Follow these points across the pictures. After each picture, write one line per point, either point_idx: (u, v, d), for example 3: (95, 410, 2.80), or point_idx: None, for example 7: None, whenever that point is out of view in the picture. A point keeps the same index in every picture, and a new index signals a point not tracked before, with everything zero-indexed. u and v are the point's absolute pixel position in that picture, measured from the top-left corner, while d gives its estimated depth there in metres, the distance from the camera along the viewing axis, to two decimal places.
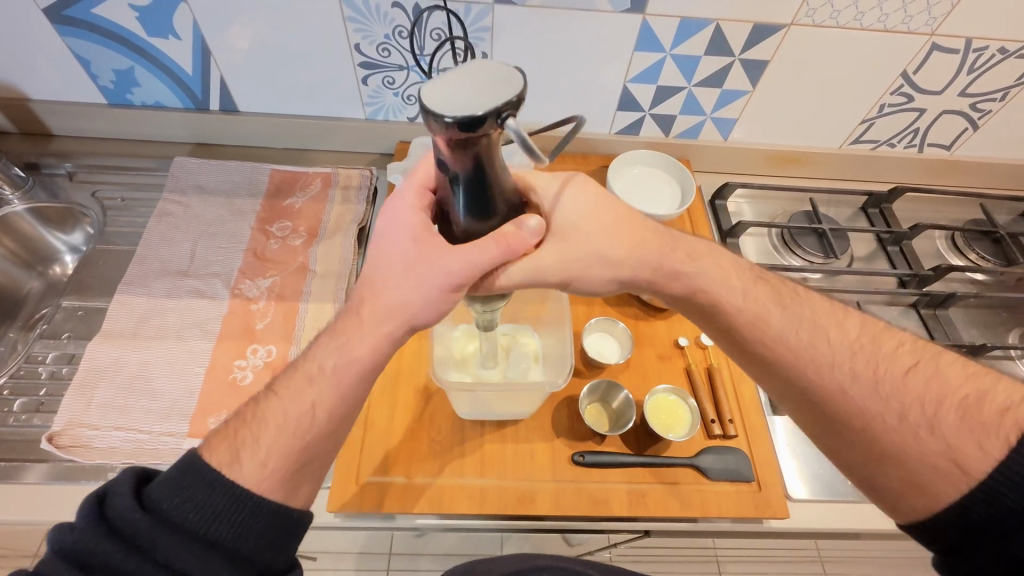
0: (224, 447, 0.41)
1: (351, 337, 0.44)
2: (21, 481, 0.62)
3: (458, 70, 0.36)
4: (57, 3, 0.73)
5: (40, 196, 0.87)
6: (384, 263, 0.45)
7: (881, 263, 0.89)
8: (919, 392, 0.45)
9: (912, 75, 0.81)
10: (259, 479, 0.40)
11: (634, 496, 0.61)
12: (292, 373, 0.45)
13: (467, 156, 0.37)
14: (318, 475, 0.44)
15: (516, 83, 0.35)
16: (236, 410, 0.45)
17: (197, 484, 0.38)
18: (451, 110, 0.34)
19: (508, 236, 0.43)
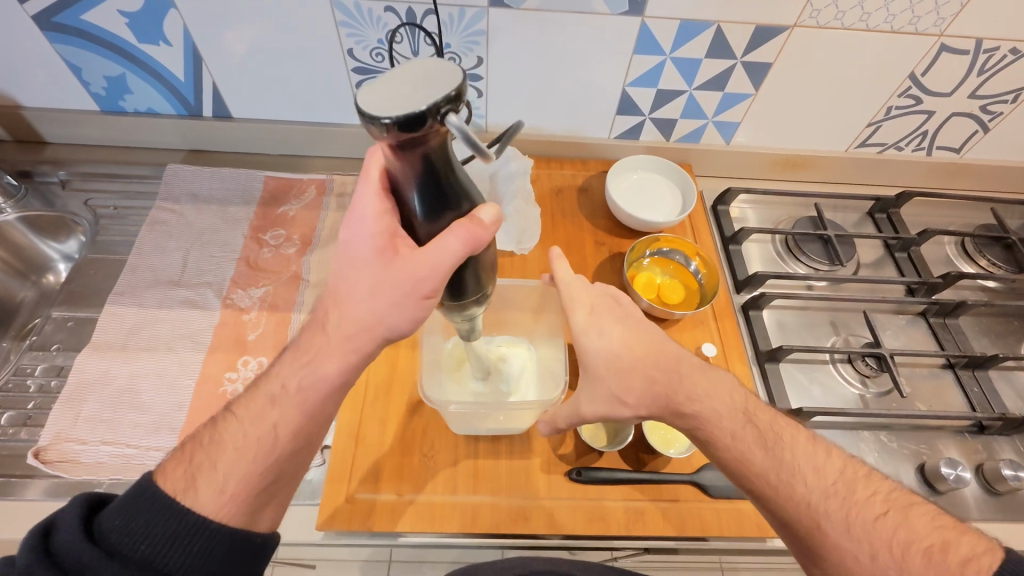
0: (179, 474, 0.41)
1: (318, 355, 0.43)
2: (6, 497, 0.61)
3: (393, 74, 0.36)
4: (46, 10, 0.72)
5: (33, 205, 0.86)
6: (352, 275, 0.43)
7: (888, 270, 0.87)
8: (888, 535, 0.42)
9: (920, 77, 0.79)
10: (218, 505, 0.40)
11: (632, 514, 0.60)
12: (252, 393, 0.44)
13: (418, 154, 0.36)
14: (280, 497, 0.44)
15: (453, 76, 0.34)
16: (192, 433, 0.44)
17: (151, 514, 0.38)
18: (388, 111, 0.32)
19: (473, 231, 0.40)
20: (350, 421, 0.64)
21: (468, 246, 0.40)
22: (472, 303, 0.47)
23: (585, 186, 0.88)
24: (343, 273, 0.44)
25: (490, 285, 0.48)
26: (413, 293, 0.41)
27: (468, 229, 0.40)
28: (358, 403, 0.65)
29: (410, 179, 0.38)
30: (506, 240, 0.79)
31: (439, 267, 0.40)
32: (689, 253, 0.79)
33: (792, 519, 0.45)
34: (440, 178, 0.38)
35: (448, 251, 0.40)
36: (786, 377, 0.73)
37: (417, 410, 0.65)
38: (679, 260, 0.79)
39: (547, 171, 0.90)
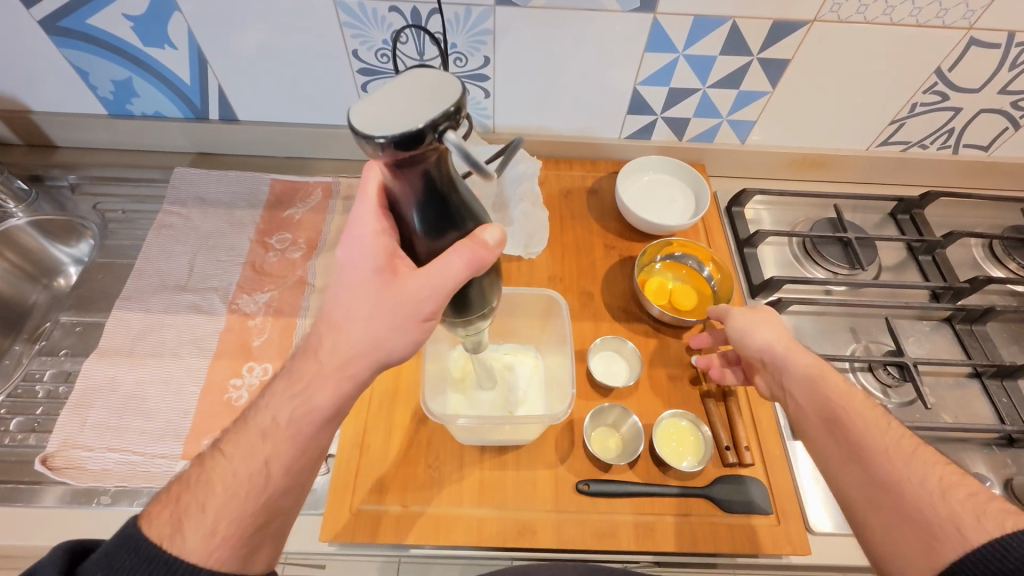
0: (166, 518, 0.39)
1: (311, 383, 0.42)
2: (15, 503, 0.61)
3: (388, 87, 0.34)
4: (52, 15, 0.71)
5: (44, 209, 0.87)
6: (346, 297, 0.42)
7: (911, 273, 0.83)
8: (929, 460, 0.46)
9: (947, 73, 0.75)
10: (208, 551, 0.38)
11: (642, 528, 0.58)
12: (241, 428, 0.43)
13: (418, 173, 0.35)
14: (278, 535, 0.42)
15: (453, 90, 0.33)
16: (181, 472, 0.43)
17: (135, 563, 0.36)
18: (383, 130, 0.31)
19: (476, 250, 0.39)
20: (354, 430, 0.63)
21: (470, 266, 0.39)
22: (478, 317, 0.46)
23: (594, 187, 0.86)
24: (337, 295, 0.42)
25: (495, 299, 0.46)
26: (412, 315, 0.40)
27: (470, 248, 0.39)
28: (362, 412, 0.64)
29: (409, 197, 0.37)
30: (514, 245, 0.78)
31: (440, 287, 0.39)
32: (704, 258, 0.77)
33: (844, 435, 0.50)
34: (441, 196, 0.37)
35: (450, 270, 0.39)
36: None
37: (421, 422, 0.64)
38: (692, 265, 0.77)
39: (555, 172, 0.88)
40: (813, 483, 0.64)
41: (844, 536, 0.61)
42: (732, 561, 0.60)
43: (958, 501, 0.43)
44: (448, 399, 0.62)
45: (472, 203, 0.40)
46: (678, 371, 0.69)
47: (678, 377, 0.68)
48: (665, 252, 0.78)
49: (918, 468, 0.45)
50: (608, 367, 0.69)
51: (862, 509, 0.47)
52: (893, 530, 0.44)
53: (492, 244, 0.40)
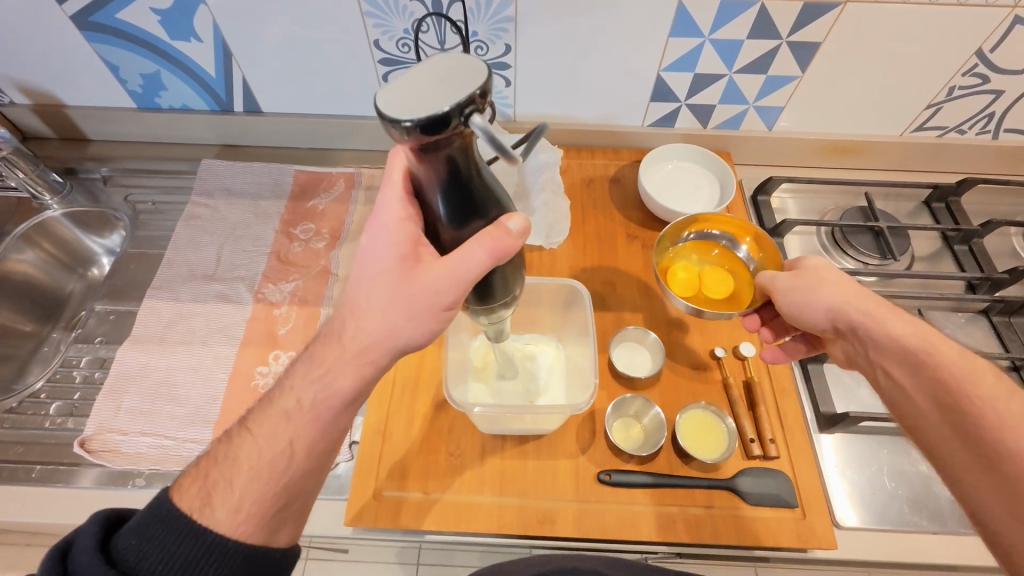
0: (195, 491, 0.40)
1: (332, 368, 0.42)
2: (55, 484, 0.63)
3: (414, 71, 0.34)
4: (83, 10, 0.73)
5: (78, 201, 0.90)
6: (368, 284, 0.42)
7: (946, 263, 0.81)
8: None
9: (988, 54, 0.72)
10: (234, 525, 0.39)
11: (663, 519, 0.58)
12: (265, 408, 0.43)
13: (442, 157, 0.35)
14: (301, 513, 0.43)
15: (479, 73, 0.32)
16: (209, 445, 0.43)
17: (167, 535, 0.38)
18: (410, 114, 0.31)
19: (498, 241, 0.39)
20: (377, 417, 0.64)
21: (492, 257, 0.39)
22: (501, 306, 0.46)
23: (617, 176, 0.85)
24: (359, 281, 0.42)
25: (519, 289, 0.46)
26: (432, 304, 0.40)
27: (492, 237, 0.39)
28: (385, 400, 0.65)
29: (433, 183, 0.37)
30: (535, 234, 0.78)
31: (462, 277, 0.39)
32: (739, 235, 0.73)
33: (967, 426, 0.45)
34: (466, 182, 0.37)
35: (471, 259, 0.39)
36: (832, 381, 0.69)
37: (443, 409, 0.65)
38: (724, 243, 0.73)
39: (577, 161, 0.87)
40: (837, 476, 0.63)
41: (871, 531, 0.60)
42: (756, 554, 0.59)
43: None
44: (471, 384, 0.63)
45: (495, 190, 0.40)
46: (701, 362, 0.68)
47: (701, 369, 0.67)
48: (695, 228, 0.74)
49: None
50: (630, 358, 0.68)
51: (1004, 519, 0.42)
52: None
53: (515, 233, 0.39)
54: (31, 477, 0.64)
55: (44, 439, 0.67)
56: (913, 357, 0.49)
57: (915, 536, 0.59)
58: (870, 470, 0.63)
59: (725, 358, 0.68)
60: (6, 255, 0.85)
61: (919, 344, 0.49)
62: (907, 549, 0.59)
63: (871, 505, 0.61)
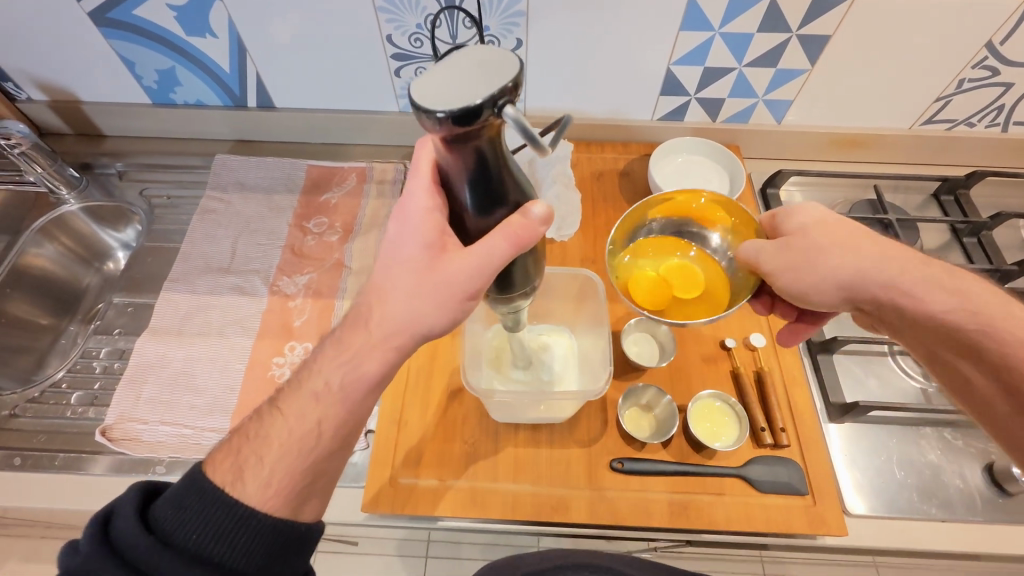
0: (228, 466, 0.43)
1: (357, 353, 0.44)
2: (78, 471, 0.65)
3: (445, 64, 0.34)
4: (101, 6, 0.74)
5: (94, 195, 0.91)
6: (393, 272, 0.43)
7: (954, 256, 0.81)
8: None
9: (999, 46, 0.72)
10: (264, 498, 0.42)
11: (675, 506, 0.59)
12: (295, 389, 0.45)
13: (469, 148, 0.35)
14: (325, 489, 0.46)
15: (511, 67, 0.33)
16: (240, 423, 0.46)
17: (202, 506, 0.40)
18: (443, 105, 0.32)
19: (519, 230, 0.40)
20: (393, 406, 0.65)
21: (514, 246, 0.40)
22: (518, 296, 0.47)
23: (626, 169, 0.86)
24: (386, 270, 0.44)
25: (537, 279, 0.47)
26: (453, 293, 0.42)
27: (513, 228, 0.40)
28: (400, 389, 0.66)
29: (460, 173, 0.38)
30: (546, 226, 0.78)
31: (484, 267, 0.40)
32: (708, 223, 0.62)
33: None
34: (491, 172, 0.38)
35: (493, 249, 0.40)
36: (841, 371, 0.70)
37: (458, 398, 0.66)
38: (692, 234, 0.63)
39: (587, 155, 0.87)
40: (847, 466, 0.63)
41: (880, 519, 0.60)
42: (766, 541, 0.60)
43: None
44: (485, 373, 0.63)
45: (519, 180, 0.40)
46: (712, 352, 0.69)
47: (711, 359, 0.68)
48: (659, 215, 0.64)
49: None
50: (641, 349, 0.69)
51: None
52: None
53: (536, 222, 0.40)
54: (54, 464, 0.65)
55: (66, 428, 0.69)
56: (968, 327, 0.49)
57: (924, 524, 0.60)
58: (878, 460, 0.64)
59: (735, 349, 0.69)
60: (26, 248, 0.87)
61: (961, 319, 0.50)
62: (916, 536, 0.59)
63: (880, 493, 0.62)
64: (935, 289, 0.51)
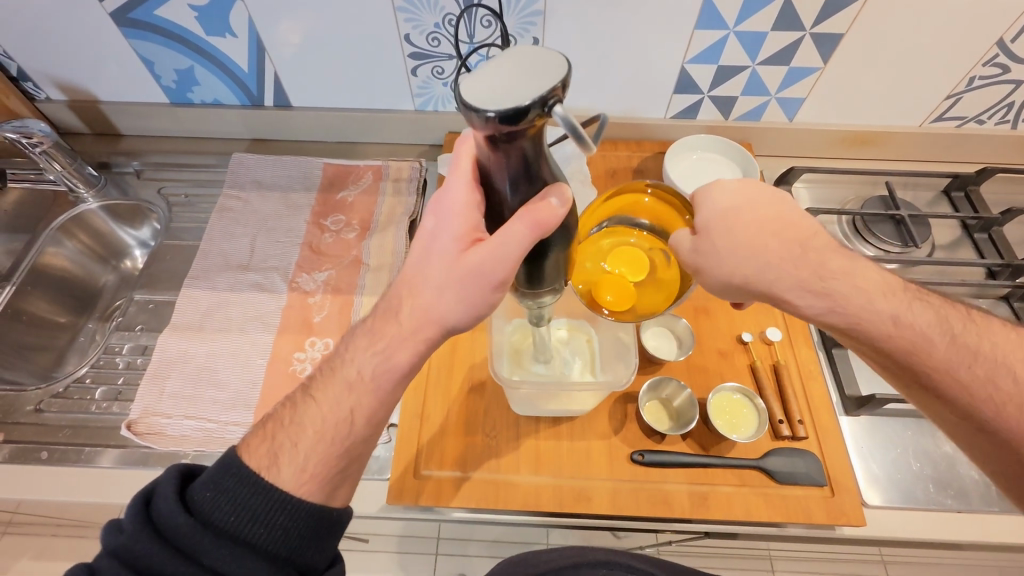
0: (264, 451, 0.44)
1: (391, 342, 0.45)
2: (104, 464, 0.66)
3: (494, 64, 0.35)
4: (123, 7, 0.75)
5: (112, 194, 0.92)
6: (427, 264, 0.45)
7: (965, 252, 0.82)
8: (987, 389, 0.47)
9: (1009, 44, 0.73)
10: (299, 483, 0.43)
11: (695, 497, 0.60)
12: (329, 377, 0.46)
13: (513, 150, 0.36)
14: (355, 477, 0.47)
15: (558, 68, 0.34)
16: (273, 410, 0.48)
17: (239, 488, 0.42)
18: (493, 105, 0.32)
19: (538, 213, 0.39)
20: (415, 401, 0.66)
21: (534, 230, 0.39)
22: (548, 291, 0.48)
23: (640, 167, 0.87)
24: (420, 261, 0.45)
25: (567, 273, 0.48)
26: (481, 282, 0.42)
27: (532, 212, 0.39)
28: (422, 384, 0.67)
29: (500, 170, 0.39)
30: None
31: (507, 252, 0.40)
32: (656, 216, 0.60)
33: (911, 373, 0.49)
34: (529, 171, 0.39)
35: (514, 235, 0.40)
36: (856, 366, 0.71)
37: (479, 391, 0.67)
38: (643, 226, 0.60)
39: (601, 153, 0.88)
40: (863, 458, 0.64)
41: (897, 510, 0.61)
42: (784, 532, 0.61)
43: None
44: (508, 366, 0.63)
45: (555, 178, 0.41)
46: (728, 346, 0.70)
47: (728, 353, 0.69)
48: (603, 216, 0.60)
49: (996, 379, 0.47)
50: (659, 343, 0.70)
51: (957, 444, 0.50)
52: (991, 452, 0.47)
53: (557, 204, 0.40)
54: (81, 458, 0.66)
55: (91, 422, 0.70)
56: (838, 325, 0.50)
57: (941, 515, 0.61)
58: (894, 452, 0.65)
59: (751, 343, 0.70)
60: (45, 246, 0.87)
61: (838, 315, 0.49)
62: (932, 526, 0.60)
63: (897, 485, 0.63)
64: (820, 292, 0.49)
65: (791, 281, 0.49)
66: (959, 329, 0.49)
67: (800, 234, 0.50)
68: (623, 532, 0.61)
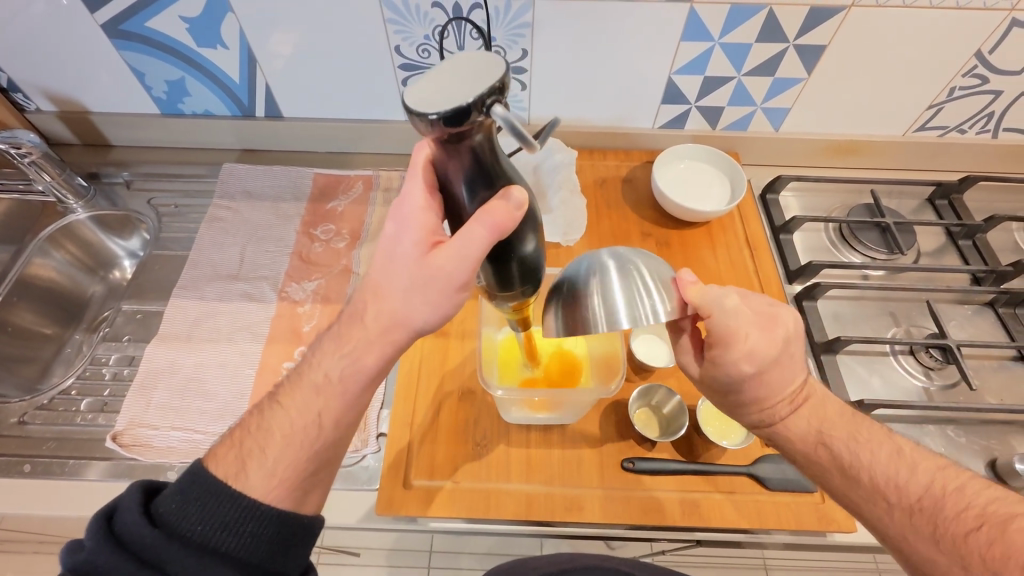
0: (231, 459, 0.44)
1: (356, 346, 0.45)
2: (87, 477, 0.65)
3: (442, 68, 0.37)
4: (114, 18, 0.75)
5: (100, 204, 0.91)
6: (390, 269, 0.44)
7: (950, 258, 0.83)
8: (867, 509, 0.47)
9: (987, 55, 0.75)
10: (268, 489, 0.43)
11: (687, 505, 0.59)
12: (296, 383, 0.47)
13: (463, 149, 0.38)
14: (326, 483, 0.47)
15: (495, 70, 0.36)
16: (240, 419, 0.47)
17: (205, 496, 0.41)
18: (435, 108, 0.34)
19: (497, 216, 0.40)
20: (405, 409, 0.66)
21: (493, 232, 0.40)
22: (524, 294, 0.48)
23: (628, 176, 0.88)
24: (383, 265, 0.45)
25: (541, 275, 0.48)
26: (447, 282, 0.43)
27: (491, 215, 0.40)
28: (412, 392, 0.67)
29: (456, 171, 0.40)
30: (552, 232, 0.80)
31: (467, 255, 0.41)
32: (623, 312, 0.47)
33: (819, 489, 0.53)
34: (483, 171, 0.40)
35: (474, 238, 0.40)
36: (844, 371, 0.72)
37: (469, 398, 0.67)
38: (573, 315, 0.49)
39: (590, 162, 0.89)
40: None
41: None
42: (777, 539, 0.60)
43: (924, 530, 0.44)
44: (497, 376, 0.63)
45: (508, 178, 0.42)
46: None
47: None
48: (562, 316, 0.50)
49: (868, 505, 0.47)
50: (650, 351, 0.70)
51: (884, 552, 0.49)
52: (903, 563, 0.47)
53: (513, 206, 0.40)
54: (65, 471, 0.65)
55: (75, 435, 0.69)
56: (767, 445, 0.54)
57: None
58: None
59: None
60: (32, 258, 0.87)
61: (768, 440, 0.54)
62: None
63: None
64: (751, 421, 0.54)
65: (735, 408, 0.54)
66: (847, 459, 0.48)
67: (774, 378, 0.51)
68: (613, 543, 0.61)
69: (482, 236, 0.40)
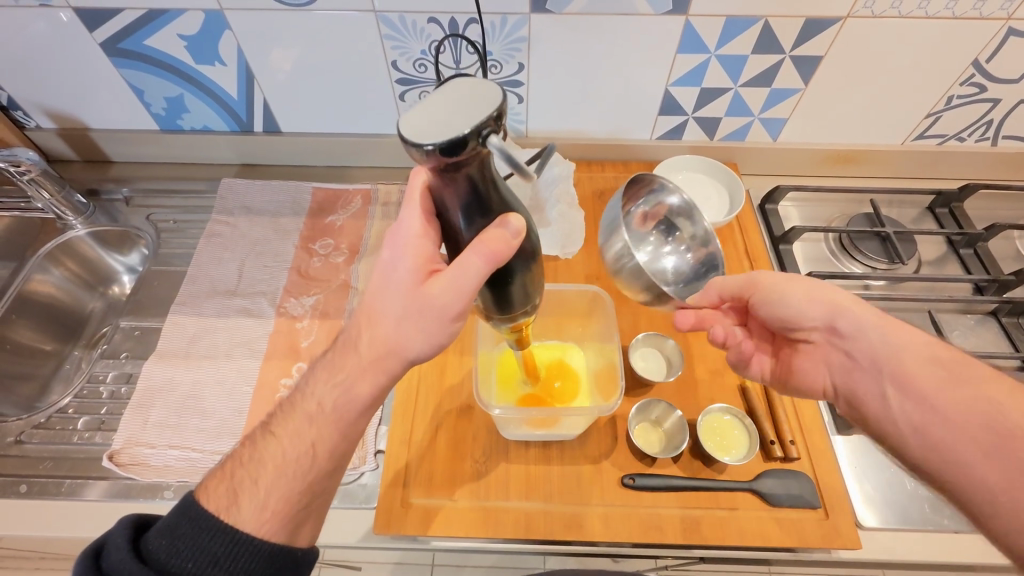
0: (222, 492, 0.43)
1: (350, 373, 0.45)
2: (82, 497, 0.64)
3: (438, 95, 0.37)
4: (113, 37, 0.76)
5: (100, 221, 0.91)
6: (385, 297, 0.44)
7: (952, 267, 0.83)
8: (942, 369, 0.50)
9: (984, 64, 0.75)
10: (260, 523, 0.42)
11: (689, 521, 0.59)
12: (289, 411, 0.46)
13: (460, 177, 0.38)
14: (320, 514, 0.47)
15: (491, 99, 0.36)
16: (232, 450, 0.47)
17: (195, 530, 0.41)
18: (431, 139, 0.34)
19: (493, 245, 0.40)
20: (403, 429, 0.65)
21: (489, 262, 0.40)
22: (523, 315, 0.48)
23: None
24: (379, 291, 0.45)
25: (538, 296, 0.48)
26: (442, 311, 0.42)
27: (487, 244, 0.40)
28: (410, 411, 0.66)
29: (453, 200, 0.40)
30: (551, 244, 0.80)
31: (463, 285, 0.41)
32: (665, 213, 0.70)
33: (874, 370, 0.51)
34: (481, 199, 0.40)
35: (470, 268, 0.40)
36: None
37: (467, 416, 0.66)
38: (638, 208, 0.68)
39: (588, 174, 0.89)
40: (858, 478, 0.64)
41: (891, 531, 0.60)
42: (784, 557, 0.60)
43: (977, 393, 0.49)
44: (494, 395, 0.63)
45: (506, 204, 0.41)
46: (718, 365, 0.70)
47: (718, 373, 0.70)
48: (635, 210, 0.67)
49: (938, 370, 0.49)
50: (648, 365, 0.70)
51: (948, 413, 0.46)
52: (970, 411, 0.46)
53: (510, 234, 0.40)
54: (61, 490, 0.65)
55: (73, 454, 0.69)
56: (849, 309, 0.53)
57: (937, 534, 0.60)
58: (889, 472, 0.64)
59: None
60: (31, 274, 0.87)
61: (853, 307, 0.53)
62: (929, 549, 0.59)
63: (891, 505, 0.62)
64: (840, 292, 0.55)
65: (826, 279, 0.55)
66: None
67: None
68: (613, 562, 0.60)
69: (478, 266, 0.40)
